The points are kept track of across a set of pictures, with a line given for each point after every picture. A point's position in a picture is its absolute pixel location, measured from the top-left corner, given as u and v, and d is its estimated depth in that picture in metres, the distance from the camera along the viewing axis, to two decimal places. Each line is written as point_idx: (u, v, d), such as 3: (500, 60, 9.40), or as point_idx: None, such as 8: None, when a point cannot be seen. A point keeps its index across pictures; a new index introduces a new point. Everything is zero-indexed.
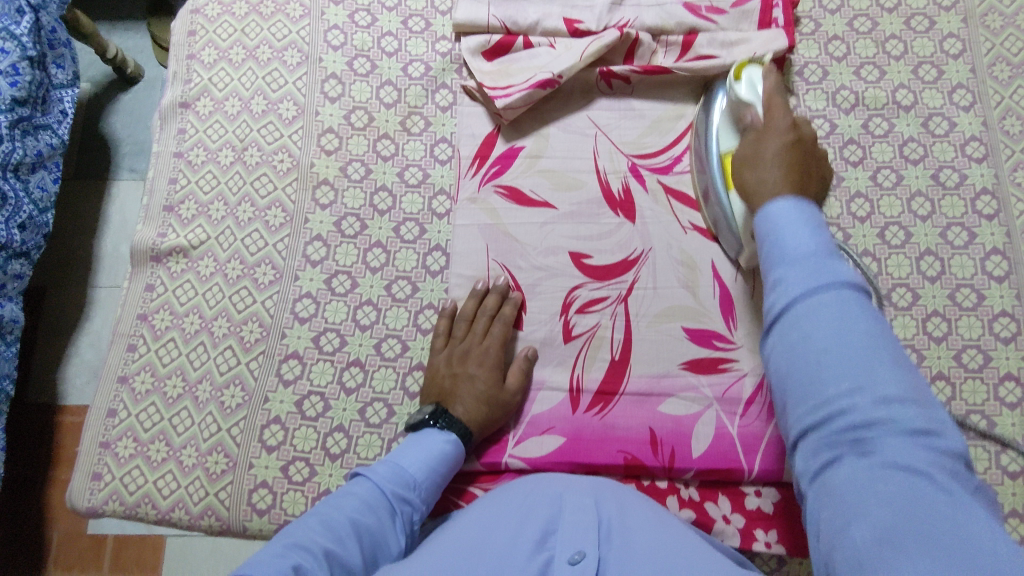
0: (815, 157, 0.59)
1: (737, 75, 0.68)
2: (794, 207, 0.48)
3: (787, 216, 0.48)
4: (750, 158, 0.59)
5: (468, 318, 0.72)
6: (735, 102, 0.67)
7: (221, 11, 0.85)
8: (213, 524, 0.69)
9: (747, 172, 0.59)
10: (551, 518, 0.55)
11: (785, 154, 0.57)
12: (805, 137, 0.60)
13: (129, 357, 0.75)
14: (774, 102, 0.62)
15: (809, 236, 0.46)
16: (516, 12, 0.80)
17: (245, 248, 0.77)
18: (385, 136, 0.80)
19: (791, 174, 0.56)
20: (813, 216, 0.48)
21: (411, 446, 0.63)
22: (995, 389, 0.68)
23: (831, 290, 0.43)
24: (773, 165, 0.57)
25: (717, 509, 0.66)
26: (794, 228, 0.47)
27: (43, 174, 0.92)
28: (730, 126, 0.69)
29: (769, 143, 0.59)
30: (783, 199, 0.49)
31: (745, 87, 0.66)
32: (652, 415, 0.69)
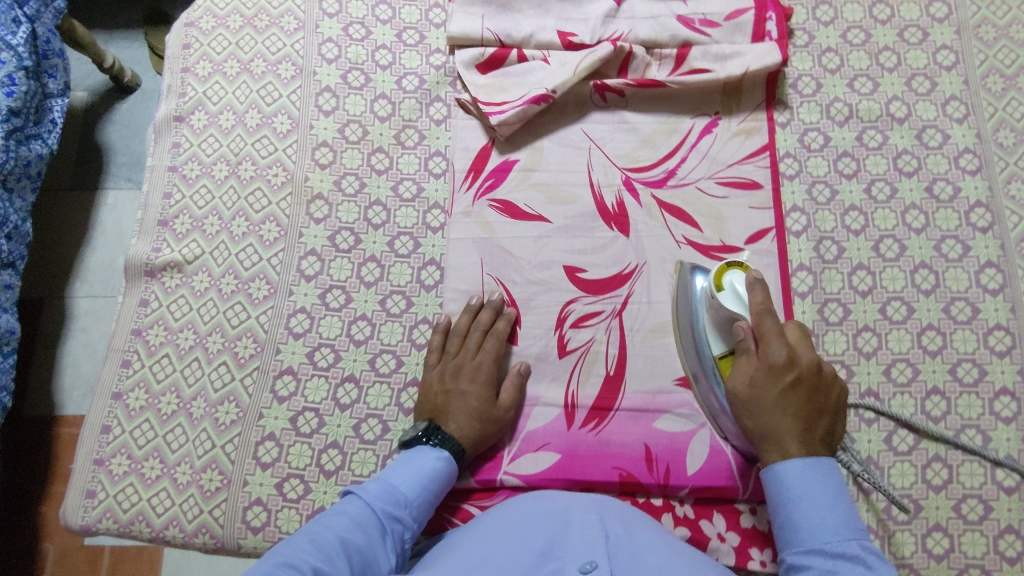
0: (833, 395, 0.62)
1: (718, 283, 0.66)
2: (809, 466, 0.58)
3: (786, 469, 0.59)
4: (750, 407, 0.62)
5: (462, 334, 0.72)
6: (716, 309, 0.66)
7: (215, 24, 0.85)
8: (208, 542, 0.69)
9: (756, 421, 0.61)
10: (558, 533, 0.55)
11: (796, 405, 0.60)
12: (821, 381, 0.62)
13: (123, 373, 0.75)
14: (766, 328, 0.63)
15: (819, 489, 0.57)
16: (510, 25, 0.80)
17: (239, 263, 0.77)
18: (379, 150, 0.80)
19: (801, 423, 0.60)
20: (824, 471, 0.58)
21: (404, 464, 0.63)
22: (990, 403, 0.68)
23: (829, 514, 0.56)
24: (783, 410, 0.60)
25: (712, 527, 0.66)
26: (814, 499, 0.57)
27: (26, 184, 0.92)
28: (722, 331, 0.67)
29: (773, 391, 0.61)
30: (794, 461, 0.59)
31: (729, 298, 0.65)
32: (647, 431, 0.68)
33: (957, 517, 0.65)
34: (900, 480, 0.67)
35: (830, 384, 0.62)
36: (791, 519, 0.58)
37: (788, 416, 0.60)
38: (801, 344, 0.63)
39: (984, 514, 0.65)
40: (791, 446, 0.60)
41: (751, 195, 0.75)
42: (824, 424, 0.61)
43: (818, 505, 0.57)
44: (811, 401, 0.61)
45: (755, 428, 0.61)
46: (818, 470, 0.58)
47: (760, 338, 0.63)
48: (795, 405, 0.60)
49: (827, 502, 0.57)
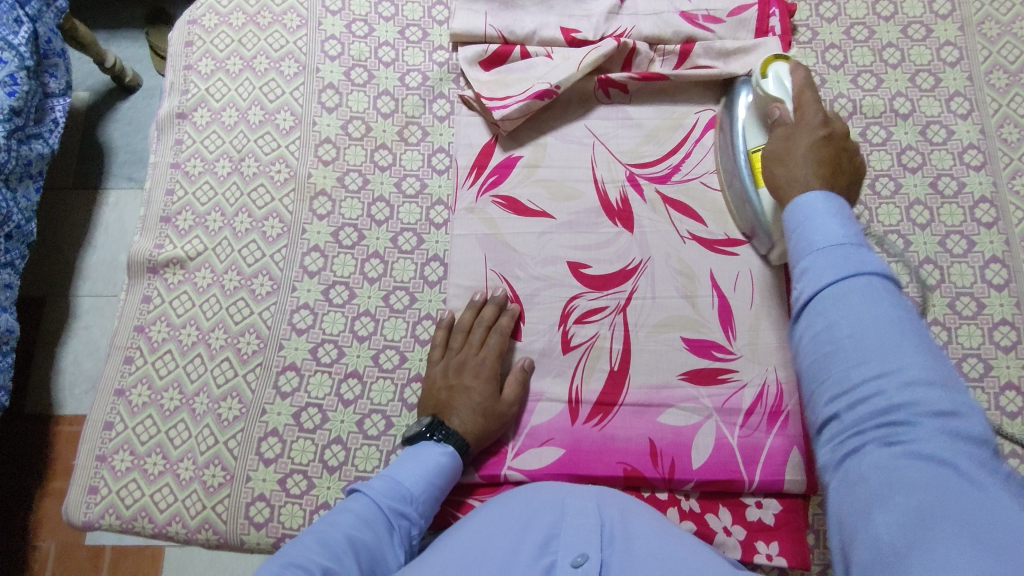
0: (856, 161, 0.60)
1: (764, 71, 0.68)
2: (832, 203, 0.48)
3: (816, 206, 0.48)
4: (785, 158, 0.60)
5: (465, 329, 0.71)
6: (762, 98, 0.68)
7: (218, 22, 0.85)
8: (211, 538, 0.69)
9: (780, 169, 0.60)
10: (555, 521, 0.55)
11: (823, 158, 0.58)
12: (848, 144, 0.60)
13: (126, 369, 0.74)
14: (806, 100, 0.63)
15: (836, 221, 0.46)
16: (514, 22, 0.80)
17: (242, 259, 0.77)
18: (383, 146, 0.80)
19: (827, 171, 0.57)
20: (843, 207, 0.47)
21: (409, 460, 0.63)
22: (996, 398, 0.68)
23: (852, 260, 0.44)
24: (806, 163, 0.58)
25: (718, 521, 0.66)
26: (826, 219, 0.47)
27: (29, 183, 0.92)
28: (757, 122, 0.70)
29: (801, 142, 0.60)
30: (814, 194, 0.49)
31: (773, 85, 0.66)
32: (651, 426, 0.68)
33: None
34: None
35: (852, 150, 0.60)
36: (827, 304, 0.43)
37: (809, 168, 0.58)
38: (832, 116, 0.62)
39: None
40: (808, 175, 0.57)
41: None
42: (844, 177, 0.58)
43: (824, 232, 0.46)
44: (838, 153, 0.59)
45: (777, 176, 0.60)
46: (877, 298, 0.42)
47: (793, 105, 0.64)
48: (819, 158, 0.58)
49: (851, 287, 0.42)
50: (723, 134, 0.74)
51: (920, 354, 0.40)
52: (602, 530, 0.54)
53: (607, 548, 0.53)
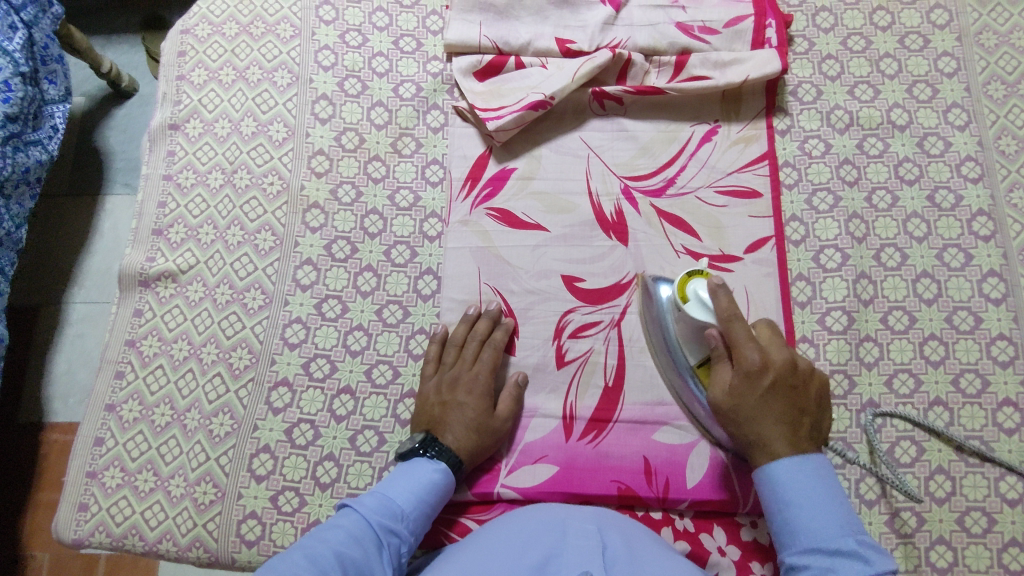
0: (811, 390, 0.61)
1: (682, 294, 0.63)
2: (805, 462, 0.57)
3: (788, 471, 0.57)
4: (736, 417, 0.60)
5: (459, 344, 0.71)
6: (687, 323, 0.63)
7: (211, 32, 0.85)
8: (202, 556, 0.68)
9: (751, 430, 0.59)
10: (556, 543, 0.54)
11: (778, 407, 0.59)
12: (796, 377, 0.60)
13: (117, 385, 0.74)
14: (738, 333, 0.60)
15: (821, 489, 0.56)
16: (508, 32, 0.79)
17: (234, 273, 0.76)
18: (376, 158, 0.80)
19: (788, 429, 0.59)
20: (821, 467, 0.57)
21: (400, 477, 0.63)
22: (993, 414, 0.67)
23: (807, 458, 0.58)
24: (767, 420, 0.59)
25: (712, 540, 0.65)
26: (805, 484, 0.56)
27: (24, 191, 0.91)
28: (693, 339, 0.64)
29: (755, 393, 0.59)
30: (790, 460, 0.58)
31: (695, 308, 0.62)
32: (646, 443, 0.68)
33: (961, 530, 0.64)
34: (903, 493, 0.66)
35: (803, 381, 0.60)
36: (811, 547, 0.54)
37: (778, 425, 0.59)
38: (773, 343, 0.61)
39: (987, 527, 0.64)
40: (779, 448, 0.58)
41: (749, 204, 0.75)
42: (806, 429, 0.60)
43: (821, 512, 0.55)
44: (793, 396, 0.60)
45: (741, 437, 0.60)
46: (817, 478, 0.57)
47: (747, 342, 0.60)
48: (775, 410, 0.59)
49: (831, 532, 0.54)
50: (651, 323, 0.69)
51: (869, 552, 0.53)
52: (604, 551, 0.53)
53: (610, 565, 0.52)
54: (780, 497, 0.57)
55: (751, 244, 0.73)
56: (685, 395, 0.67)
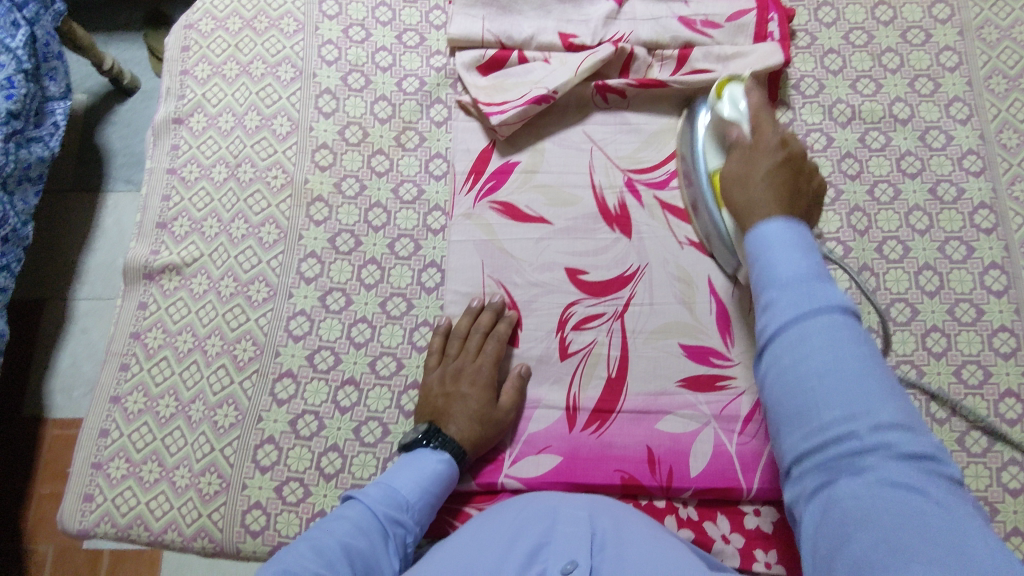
0: (813, 183, 0.58)
1: (720, 92, 0.68)
2: (787, 230, 0.49)
3: (777, 234, 0.49)
4: (744, 181, 0.59)
5: (461, 335, 0.71)
6: (719, 122, 0.67)
7: (215, 26, 0.85)
8: (207, 546, 0.68)
9: (744, 192, 0.58)
10: (546, 529, 0.55)
11: (778, 180, 0.57)
12: (805, 168, 0.59)
13: (121, 376, 0.74)
14: (762, 118, 0.63)
15: (824, 333, 0.44)
16: (511, 27, 0.80)
17: (239, 266, 0.76)
18: (379, 151, 0.80)
19: (783, 194, 0.55)
20: (807, 241, 0.49)
21: (405, 466, 0.63)
22: (996, 405, 0.68)
23: (810, 295, 0.45)
24: (760, 184, 0.57)
25: (716, 529, 0.66)
26: (783, 250, 0.48)
27: (28, 187, 0.92)
28: (716, 146, 0.69)
29: (755, 183, 0.58)
30: (776, 219, 0.50)
31: (728, 106, 0.66)
32: (649, 433, 0.68)
33: None
34: None
35: (811, 174, 0.59)
36: (796, 354, 0.44)
37: (766, 192, 0.56)
38: (790, 135, 0.61)
39: (990, 517, 0.64)
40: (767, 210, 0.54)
41: None
42: (804, 202, 0.56)
43: (806, 325, 0.44)
44: (796, 178, 0.58)
45: (741, 198, 0.58)
46: (839, 330, 0.44)
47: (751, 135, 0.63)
48: (780, 194, 0.55)
49: (835, 356, 0.43)
50: (684, 153, 0.73)
51: (820, 293, 0.45)
52: (592, 538, 0.54)
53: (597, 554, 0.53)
54: (790, 341, 0.45)
55: None
56: (721, 260, 0.71)
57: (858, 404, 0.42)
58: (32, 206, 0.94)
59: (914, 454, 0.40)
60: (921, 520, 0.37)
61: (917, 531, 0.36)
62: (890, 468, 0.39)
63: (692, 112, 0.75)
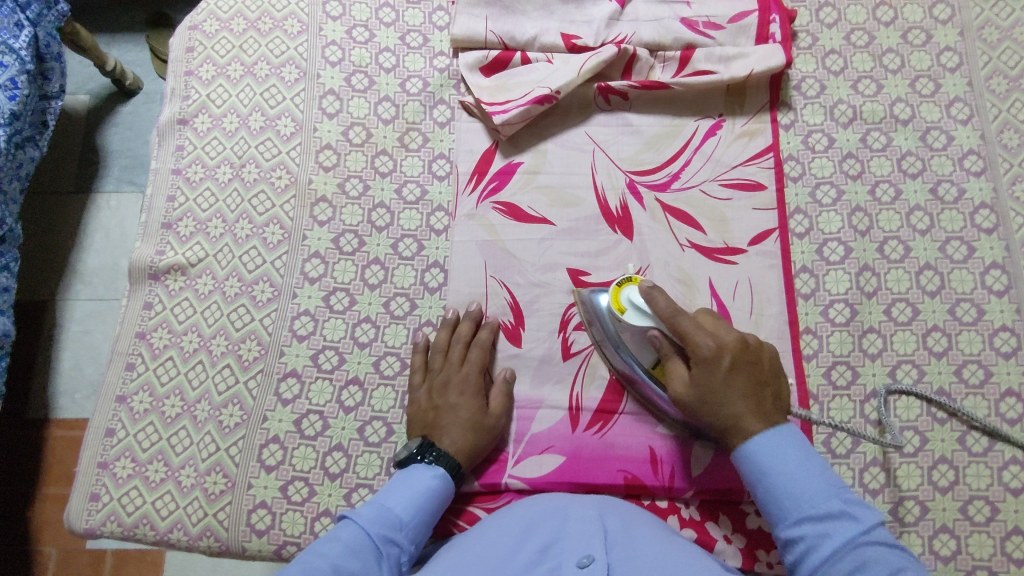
0: (765, 358, 0.61)
1: (617, 304, 0.65)
2: (779, 439, 0.57)
3: (762, 445, 0.57)
4: (704, 399, 0.60)
5: (443, 350, 0.71)
6: (636, 334, 0.65)
7: (219, 27, 0.85)
8: (212, 545, 0.69)
9: (727, 413, 0.59)
10: (557, 528, 0.55)
11: (739, 386, 0.59)
12: (749, 349, 0.60)
13: (127, 376, 0.74)
14: (684, 326, 0.61)
15: (801, 463, 0.56)
16: (515, 27, 0.80)
17: (243, 266, 0.77)
18: (383, 152, 0.80)
19: (755, 400, 0.59)
20: (791, 436, 0.58)
21: (399, 485, 0.62)
22: (996, 404, 0.68)
23: (780, 442, 0.57)
24: (733, 398, 0.59)
25: (719, 529, 0.66)
26: (779, 460, 0.56)
27: (18, 187, 0.92)
28: (643, 344, 0.65)
29: (717, 375, 0.59)
30: (762, 437, 0.58)
31: (633, 315, 0.64)
32: (652, 433, 0.68)
33: (963, 519, 0.65)
34: (907, 482, 0.66)
35: (756, 351, 0.61)
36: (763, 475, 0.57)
37: (742, 403, 0.59)
38: (720, 333, 0.61)
39: (990, 515, 0.65)
40: (750, 425, 0.58)
41: (753, 197, 0.75)
42: (768, 399, 0.60)
43: (800, 477, 0.55)
44: (751, 370, 0.60)
45: (713, 419, 0.59)
46: (794, 453, 0.56)
47: (676, 338, 0.62)
48: (742, 389, 0.59)
49: (873, 564, 0.51)
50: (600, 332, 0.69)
51: (795, 445, 0.57)
52: (605, 535, 0.54)
53: (611, 551, 0.53)
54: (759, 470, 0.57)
55: (754, 237, 0.74)
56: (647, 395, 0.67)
57: (828, 524, 0.53)
58: (18, 205, 0.93)
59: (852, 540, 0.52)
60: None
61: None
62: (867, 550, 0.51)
63: (590, 293, 0.69)
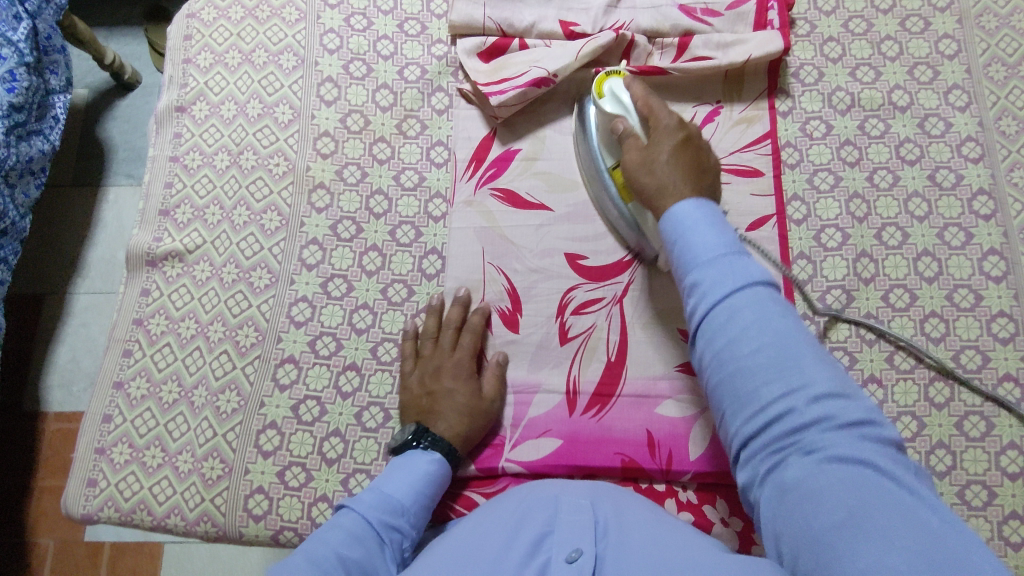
0: (710, 157, 0.64)
1: (599, 90, 0.70)
2: (704, 203, 0.56)
3: (691, 217, 0.56)
4: (648, 162, 0.63)
5: (433, 336, 0.72)
6: (604, 117, 0.70)
7: (217, 15, 0.85)
8: (210, 530, 0.69)
9: (650, 179, 0.62)
10: (550, 518, 0.54)
11: (683, 161, 0.62)
12: (698, 141, 0.64)
13: (125, 362, 0.74)
14: (653, 105, 0.67)
15: (716, 230, 0.54)
16: (513, 15, 0.80)
17: (240, 252, 0.77)
18: (381, 139, 0.80)
19: (690, 173, 0.61)
20: (717, 216, 0.56)
21: (396, 471, 0.62)
22: (994, 389, 0.68)
23: (743, 274, 0.52)
24: (674, 165, 0.62)
25: (715, 512, 0.66)
26: (704, 228, 0.55)
27: (30, 180, 0.93)
28: (610, 142, 0.71)
29: (663, 148, 0.63)
30: (690, 198, 0.57)
31: (611, 103, 0.69)
32: (649, 417, 0.68)
33: (961, 503, 0.65)
34: None
35: (705, 147, 0.65)
36: (728, 318, 0.51)
37: (676, 172, 0.61)
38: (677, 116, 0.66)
39: (988, 500, 0.65)
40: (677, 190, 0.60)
41: (751, 182, 0.75)
42: (706, 178, 0.62)
43: (705, 240, 0.54)
44: (694, 153, 0.63)
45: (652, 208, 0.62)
46: (766, 309, 0.50)
47: (642, 122, 0.67)
48: (682, 160, 0.62)
49: (776, 346, 0.49)
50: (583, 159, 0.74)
51: (745, 269, 0.52)
52: (596, 525, 0.54)
53: (602, 542, 0.53)
54: (723, 312, 0.51)
55: (752, 222, 0.74)
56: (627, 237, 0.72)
57: (793, 379, 0.48)
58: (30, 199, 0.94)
59: (849, 422, 0.46)
60: (877, 490, 0.42)
61: (889, 512, 0.41)
62: (828, 433, 0.46)
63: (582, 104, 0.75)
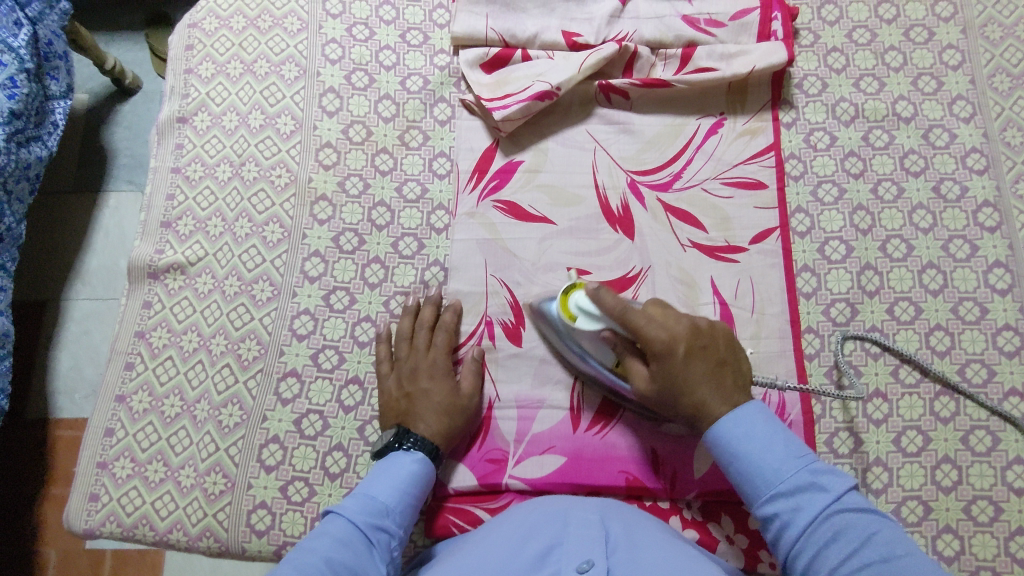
0: (720, 338, 0.62)
1: (567, 312, 0.65)
2: (740, 415, 0.58)
3: (742, 430, 0.57)
4: (671, 386, 0.60)
5: (408, 337, 0.71)
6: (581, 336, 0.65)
7: (218, 25, 0.85)
8: (212, 545, 0.69)
9: (693, 400, 0.60)
10: (560, 532, 0.54)
11: (703, 366, 0.60)
12: (703, 329, 0.61)
13: (126, 375, 0.74)
14: (635, 321, 0.61)
15: (777, 441, 0.56)
16: (515, 25, 0.79)
17: (242, 265, 0.76)
18: (383, 150, 0.80)
19: (720, 389, 0.59)
20: (770, 416, 0.58)
21: (380, 474, 0.62)
22: (999, 403, 0.68)
23: (795, 455, 0.55)
24: (700, 384, 0.59)
25: (720, 530, 0.66)
26: (756, 443, 0.56)
27: (24, 187, 0.91)
28: (599, 344, 0.65)
29: (676, 364, 0.60)
30: (727, 417, 0.58)
31: (585, 322, 0.64)
32: (653, 434, 0.68)
33: (967, 519, 0.65)
34: (909, 482, 0.66)
35: (714, 329, 0.62)
36: (790, 522, 0.53)
37: (710, 393, 0.59)
38: (672, 315, 0.62)
39: (994, 515, 0.65)
40: (716, 408, 0.59)
41: (755, 195, 0.75)
42: (729, 378, 0.60)
43: (771, 449, 0.56)
44: (707, 349, 0.61)
45: (681, 411, 0.60)
46: (825, 493, 0.53)
47: (626, 334, 0.63)
48: (704, 370, 0.60)
49: (863, 540, 0.50)
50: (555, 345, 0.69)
51: (811, 475, 0.54)
52: (605, 539, 0.54)
53: (612, 556, 0.52)
54: (789, 518, 0.53)
55: (756, 235, 0.74)
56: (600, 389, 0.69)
57: (886, 568, 0.49)
58: (24, 205, 0.93)
59: None
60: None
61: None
62: None
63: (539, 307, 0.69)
